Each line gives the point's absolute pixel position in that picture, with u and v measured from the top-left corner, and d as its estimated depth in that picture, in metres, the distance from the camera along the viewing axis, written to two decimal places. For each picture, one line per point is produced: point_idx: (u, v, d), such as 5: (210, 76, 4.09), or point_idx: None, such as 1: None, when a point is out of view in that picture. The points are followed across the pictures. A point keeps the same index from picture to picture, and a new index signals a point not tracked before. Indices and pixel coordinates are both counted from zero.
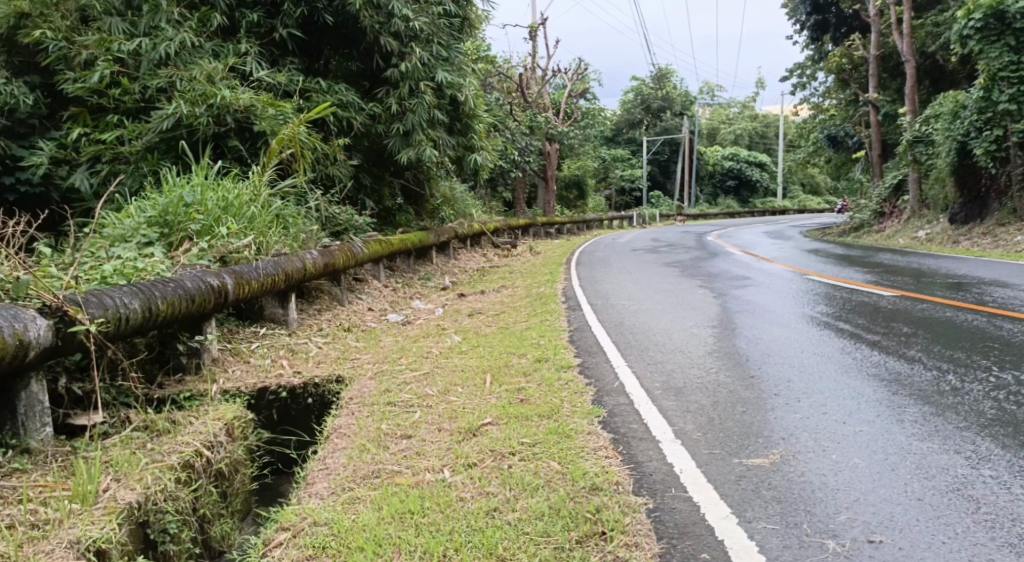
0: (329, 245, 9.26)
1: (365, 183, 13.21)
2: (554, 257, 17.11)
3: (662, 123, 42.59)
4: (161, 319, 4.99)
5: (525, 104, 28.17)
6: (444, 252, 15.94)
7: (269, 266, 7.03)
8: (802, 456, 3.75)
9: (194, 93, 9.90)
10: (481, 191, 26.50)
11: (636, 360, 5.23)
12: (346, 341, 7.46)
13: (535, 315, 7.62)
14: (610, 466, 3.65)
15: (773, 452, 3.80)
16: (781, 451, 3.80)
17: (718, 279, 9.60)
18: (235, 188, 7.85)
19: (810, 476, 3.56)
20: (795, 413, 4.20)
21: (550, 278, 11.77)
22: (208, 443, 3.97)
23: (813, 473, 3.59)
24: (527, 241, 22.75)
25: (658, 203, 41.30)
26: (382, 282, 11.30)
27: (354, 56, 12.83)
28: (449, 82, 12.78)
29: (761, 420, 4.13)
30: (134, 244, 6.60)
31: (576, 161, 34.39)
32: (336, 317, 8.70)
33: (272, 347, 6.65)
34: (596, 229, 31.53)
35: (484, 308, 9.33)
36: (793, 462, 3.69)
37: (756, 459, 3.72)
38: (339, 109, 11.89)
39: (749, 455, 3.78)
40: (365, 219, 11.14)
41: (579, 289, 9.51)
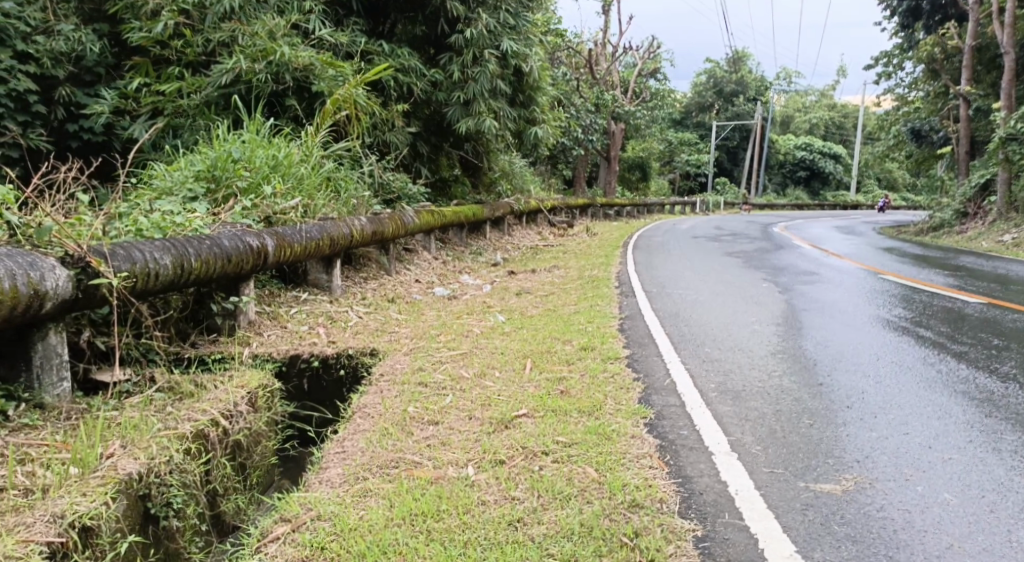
0: (380, 213, 9.06)
1: (421, 152, 13.00)
2: (610, 239, 16.74)
3: (734, 108, 41.54)
4: (194, 278, 4.78)
5: (593, 81, 27.63)
6: (499, 227, 15.69)
7: (314, 229, 6.83)
8: (879, 485, 3.36)
9: (255, 50, 9.74)
10: (542, 168, 26.15)
11: (691, 357, 4.86)
12: (388, 312, 7.26)
13: (584, 299, 7.30)
14: (654, 479, 3.32)
15: (846, 477, 3.41)
16: (856, 476, 3.42)
17: (783, 273, 9.11)
18: (286, 147, 7.67)
19: (891, 512, 3.17)
20: (872, 432, 3.80)
21: (605, 260, 11.42)
22: (226, 411, 3.73)
23: (895, 508, 3.20)
24: (585, 221, 22.38)
25: (723, 190, 40.40)
26: (432, 255, 11.10)
27: (419, 20, 12.57)
28: (514, 51, 12.43)
29: (831, 437, 3.75)
30: (178, 198, 6.46)
31: (641, 142, 33.73)
32: (381, 287, 8.52)
33: (310, 314, 6.47)
34: (658, 213, 30.92)
35: (533, 287, 9.04)
36: (871, 492, 3.30)
37: (826, 485, 3.35)
38: (399, 75, 11.68)
39: (818, 479, 3.40)
40: (419, 189, 10.93)
41: (633, 274, 9.15)
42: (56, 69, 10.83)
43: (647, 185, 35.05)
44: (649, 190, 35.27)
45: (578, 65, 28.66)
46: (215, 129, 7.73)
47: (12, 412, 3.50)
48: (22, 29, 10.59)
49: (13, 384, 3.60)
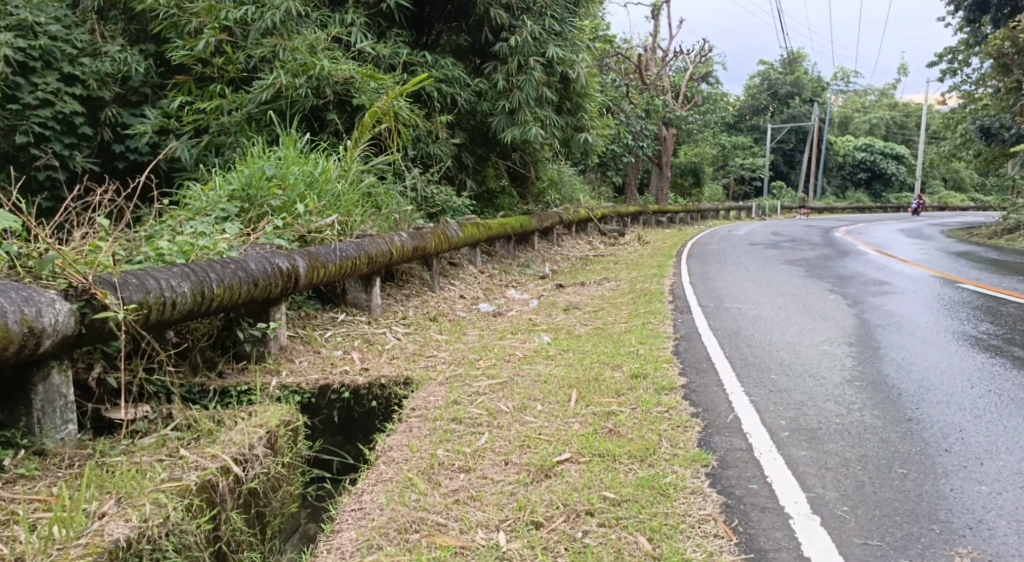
0: (423, 227, 8.74)
1: (467, 163, 12.70)
2: (663, 247, 16.25)
3: (790, 110, 40.59)
4: (217, 306, 4.47)
5: (643, 87, 27.13)
6: (548, 237, 15.30)
7: (350, 247, 6.52)
8: None
9: (296, 64, 9.51)
10: (593, 176, 25.73)
11: (757, 387, 4.39)
12: (429, 332, 6.92)
13: (635, 316, 6.86)
14: (719, 553, 2.87)
15: (957, 550, 2.92)
16: (968, 549, 2.93)
17: (851, 282, 8.53)
18: (323, 163, 7.39)
19: None
20: (980, 487, 3.30)
21: (659, 271, 10.95)
22: (240, 456, 3.39)
23: None
24: (637, 229, 21.86)
25: (781, 193, 39.43)
26: (478, 269, 10.78)
27: (463, 29, 12.27)
28: (560, 58, 12.07)
29: (932, 493, 3.25)
30: (210, 219, 6.21)
31: (694, 147, 33.07)
32: (424, 304, 8.20)
33: (346, 337, 6.16)
34: (713, 220, 30.21)
35: (582, 302, 8.63)
36: None
37: None
38: (442, 85, 11.39)
39: (923, 552, 2.92)
40: (464, 201, 10.61)
41: (688, 287, 8.67)
42: (101, 90, 10.79)
43: (701, 190, 34.35)
44: (703, 196, 34.52)
45: (629, 71, 28.18)
46: (251, 146, 7.49)
47: (8, 461, 3.20)
48: (68, 51, 10.60)
49: (12, 428, 3.32)
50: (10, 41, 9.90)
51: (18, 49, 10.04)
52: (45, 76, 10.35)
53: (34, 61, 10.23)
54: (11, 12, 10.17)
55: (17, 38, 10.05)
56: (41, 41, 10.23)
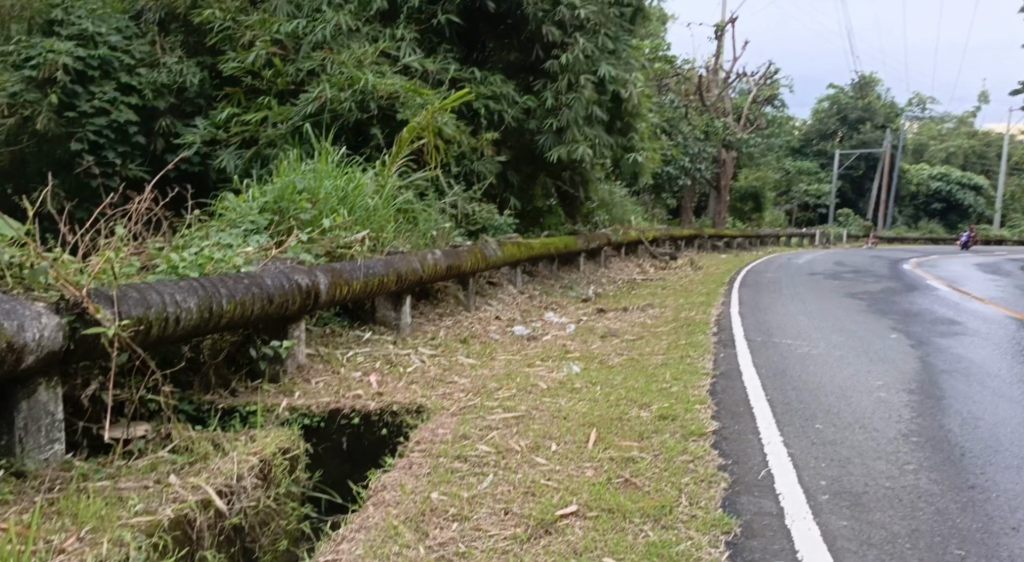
0: (461, 245, 8.54)
1: (513, 181, 12.51)
2: (715, 273, 15.82)
3: (859, 136, 39.63)
4: (227, 323, 4.30)
5: (704, 109, 26.69)
6: (596, 259, 15.02)
7: (380, 265, 6.34)
8: None
9: (341, 77, 9.45)
10: (649, 198, 25.35)
11: (797, 437, 4.04)
12: (457, 354, 6.70)
13: (673, 347, 6.54)
14: None
15: None
16: None
17: (911, 321, 8.05)
18: (358, 177, 7.22)
19: None
20: None
21: (706, 299, 10.57)
22: (224, 488, 3.17)
23: None
24: (691, 253, 21.41)
25: (844, 221, 38.43)
26: (518, 289, 10.55)
27: (515, 47, 12.11)
28: (613, 77, 11.83)
29: None
30: (237, 232, 6.10)
31: (755, 171, 32.43)
32: (457, 324, 8.00)
33: (368, 358, 5.98)
34: (773, 246, 29.51)
35: (621, 329, 8.33)
36: None
37: None
38: (490, 102, 11.23)
39: None
40: (507, 219, 10.41)
41: (734, 318, 8.31)
42: (156, 101, 10.57)
43: (760, 215, 33.65)
44: (764, 221, 33.79)
45: (688, 93, 27.81)
46: (286, 158, 7.38)
47: None
48: (126, 62, 10.46)
49: None
50: (69, 50, 9.93)
51: (77, 58, 10.04)
52: (103, 85, 10.27)
53: (92, 70, 10.20)
54: (73, 22, 10.34)
55: (76, 48, 10.07)
56: (101, 50, 10.21)
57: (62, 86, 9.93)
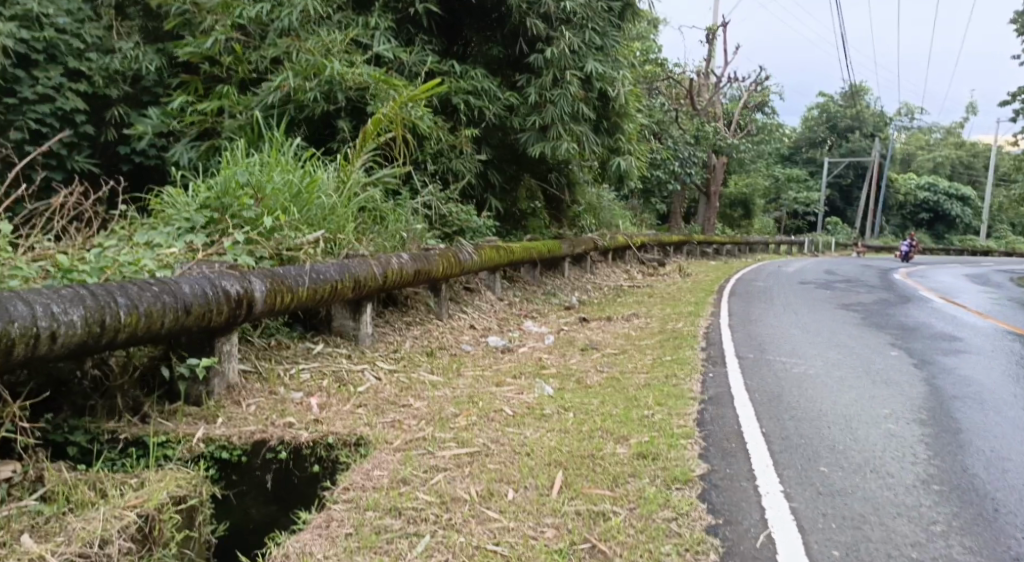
0: (433, 248, 7.82)
1: (493, 181, 11.86)
2: (705, 281, 15.22)
3: (849, 144, 39.23)
4: (124, 338, 3.63)
5: (694, 112, 26.11)
6: (581, 264, 14.38)
7: (331, 270, 5.64)
8: None
9: (307, 65, 8.69)
10: (637, 203, 24.79)
11: (802, 485, 3.38)
12: (419, 370, 6.02)
13: (662, 364, 5.89)
14: None
15: None
16: None
17: (916, 336, 7.41)
18: (315, 172, 6.52)
19: None
20: None
21: (696, 309, 9.92)
22: (80, 555, 2.71)
23: None
24: (679, 260, 20.84)
25: (835, 230, 37.98)
26: (497, 295, 9.90)
27: (497, 40, 11.46)
28: (600, 74, 11.23)
29: None
30: (167, 231, 5.41)
31: (745, 178, 31.94)
32: (425, 335, 7.32)
33: (316, 374, 5.29)
34: (762, 254, 28.99)
35: (604, 342, 7.68)
36: None
37: None
38: (470, 97, 10.58)
39: None
40: (486, 221, 9.75)
41: (729, 331, 7.65)
42: (108, 88, 10.11)
43: (750, 223, 33.14)
44: (753, 228, 33.30)
45: (679, 96, 27.25)
46: (235, 148, 6.67)
47: None
48: (74, 45, 9.94)
49: None
50: (11, 31, 9.17)
51: (20, 40, 9.42)
52: (48, 69, 9.67)
53: (36, 54, 9.61)
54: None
55: (19, 28, 9.42)
56: (46, 32, 9.61)
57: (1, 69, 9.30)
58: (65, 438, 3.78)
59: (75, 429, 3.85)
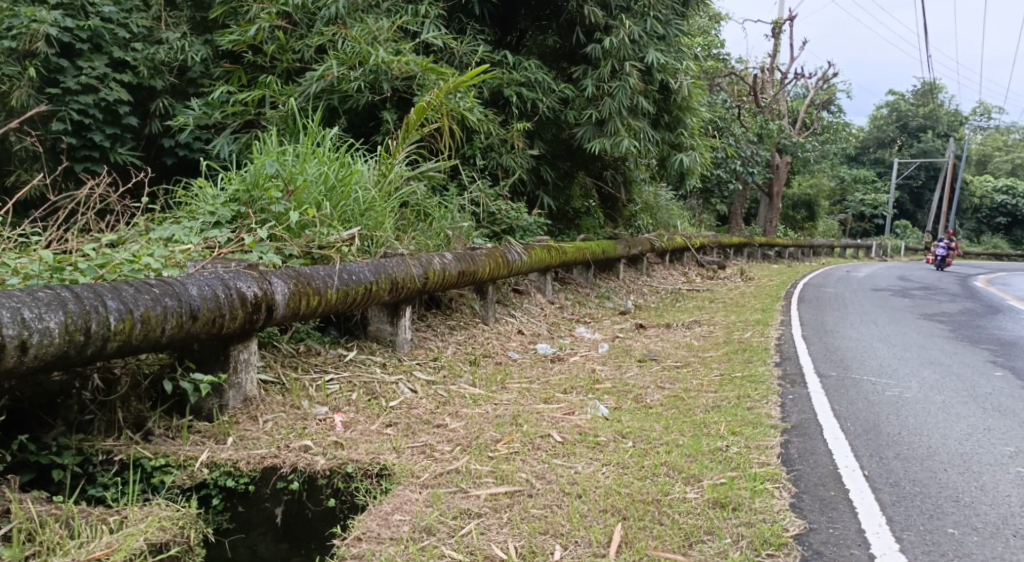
0: (480, 247, 7.28)
1: (546, 178, 11.29)
2: (769, 286, 14.46)
3: (920, 145, 38.12)
4: (114, 347, 3.15)
5: (758, 110, 25.22)
6: (637, 266, 13.75)
7: (364, 270, 5.13)
8: None
9: (350, 53, 8.24)
10: (695, 203, 24.00)
11: (932, 554, 2.84)
12: (459, 382, 5.47)
13: (734, 384, 5.22)
14: None
15: None
16: None
17: (1015, 353, 6.64)
18: (351, 164, 6.04)
19: None
20: None
21: (764, 318, 9.23)
22: None
23: None
24: (740, 263, 20.01)
25: (904, 234, 36.57)
26: (548, 299, 9.34)
27: (551, 29, 10.92)
28: (661, 64, 10.60)
29: None
30: (190, 227, 4.95)
31: (809, 179, 30.83)
32: (469, 341, 6.79)
33: (344, 385, 4.78)
34: (827, 258, 27.91)
35: (664, 353, 7.04)
36: None
37: None
38: (524, 89, 10.02)
39: None
40: (537, 220, 9.18)
41: (804, 345, 6.95)
42: (153, 79, 9.64)
43: (815, 225, 32.14)
44: (817, 231, 32.23)
45: (741, 93, 26.31)
46: (265, 139, 6.21)
47: None
48: (120, 35, 9.50)
49: None
50: (54, 19, 8.90)
51: (65, 29, 9.04)
52: (92, 59, 9.26)
53: (80, 43, 9.19)
54: None
55: (64, 17, 9.06)
56: (91, 21, 9.18)
57: (43, 58, 8.95)
58: (51, 461, 3.36)
59: (64, 449, 3.41)
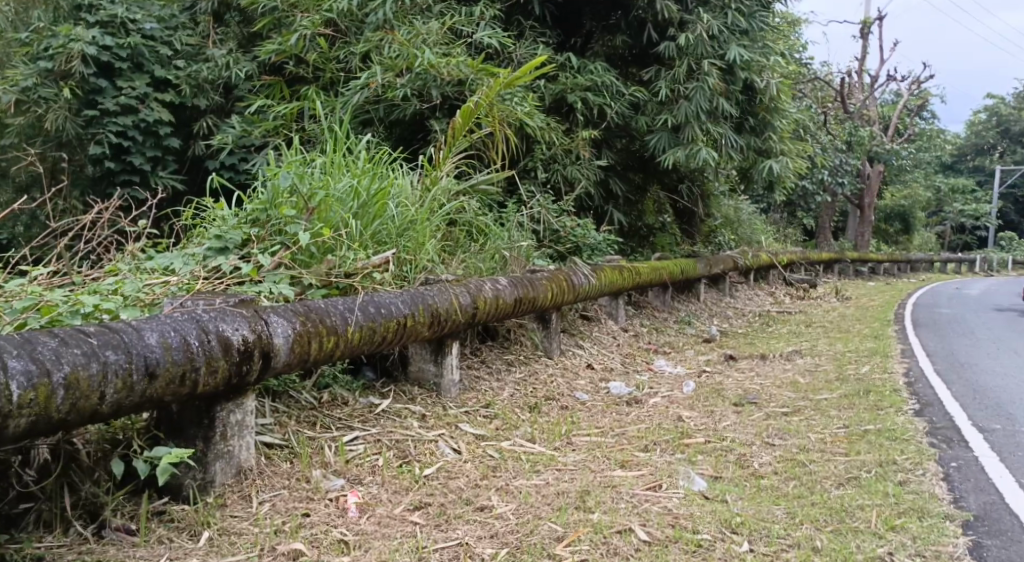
0: (542, 269, 6.32)
1: (617, 192, 10.29)
2: (869, 306, 13.17)
3: (1022, 151, 35.95)
4: (23, 425, 2.35)
5: (846, 116, 23.81)
6: (719, 285, 12.60)
7: (396, 304, 4.22)
8: None
9: (395, 58, 7.40)
10: (780, 217, 22.71)
11: None
12: (515, 437, 4.50)
13: (868, 453, 4.07)
14: None
15: None
16: None
17: None
18: (386, 176, 5.16)
19: None
20: None
21: (876, 348, 8.04)
22: None
23: None
24: (832, 280, 18.66)
25: (1007, 246, 34.19)
26: (621, 326, 8.31)
27: (621, 28, 9.87)
28: (745, 61, 9.51)
29: None
30: (186, 254, 4.08)
31: (902, 189, 29.10)
32: (530, 380, 5.81)
33: (370, 447, 3.85)
34: (925, 273, 26.14)
35: (763, 396, 5.94)
36: None
37: None
38: (591, 94, 9.04)
39: None
40: (608, 238, 8.18)
41: (944, 392, 5.82)
42: (196, 98, 8.57)
43: (908, 238, 30.28)
44: (911, 244, 30.44)
45: (826, 99, 24.73)
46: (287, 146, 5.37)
47: None
48: (161, 52, 8.57)
49: None
50: (92, 37, 8.05)
51: (104, 47, 8.16)
52: (132, 79, 8.32)
53: (120, 62, 8.26)
54: (104, 6, 8.39)
55: (104, 35, 8.19)
56: (131, 38, 8.24)
57: (80, 78, 8.13)
58: None
59: None
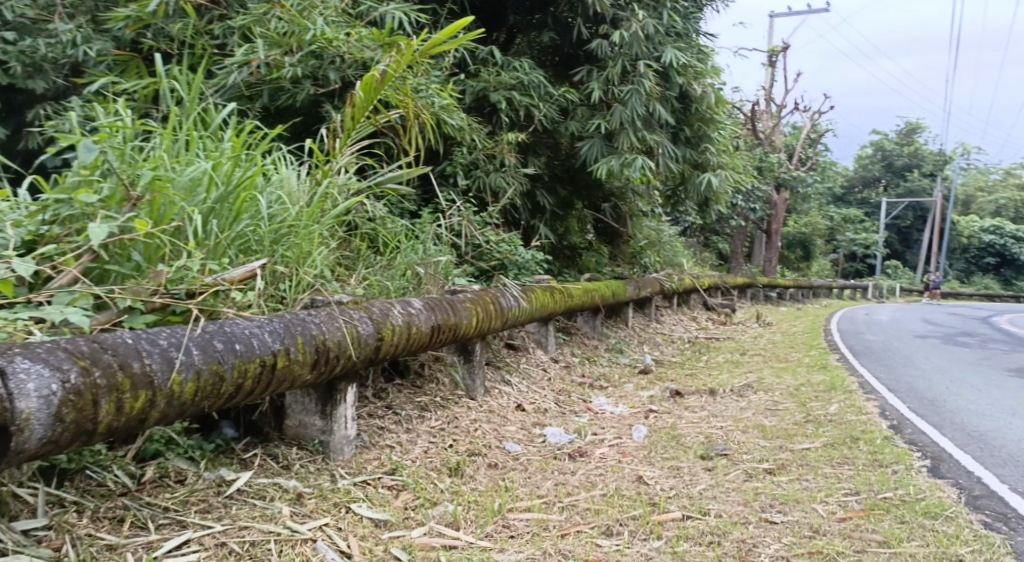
0: (464, 290, 5.07)
1: (544, 205, 9.14)
2: (796, 333, 12.47)
3: (907, 184, 37.17)
4: None
5: (756, 141, 23.63)
6: (645, 310, 11.63)
7: (257, 338, 2.90)
8: None
9: (281, 34, 6.05)
10: (691, 242, 22.21)
11: None
12: (430, 518, 3.25)
13: (916, 542, 3.09)
14: None
15: None
16: None
17: None
18: (258, 158, 3.81)
19: None
20: None
21: (833, 383, 7.11)
22: None
23: None
24: (747, 306, 18.13)
25: (895, 275, 35.08)
26: (551, 356, 7.13)
27: (546, 24, 8.83)
28: (682, 65, 8.52)
29: None
30: None
31: (805, 217, 29.29)
32: (448, 429, 4.54)
33: (202, 552, 2.63)
34: (830, 299, 26.14)
35: (733, 445, 4.82)
36: None
37: None
38: (517, 93, 7.87)
39: None
40: (536, 255, 6.99)
41: (947, 441, 4.68)
42: (32, 79, 7.01)
43: (810, 265, 30.45)
44: (814, 271, 30.62)
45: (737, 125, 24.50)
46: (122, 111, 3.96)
47: None
48: None
49: None
50: None
51: None
52: None
53: None
54: None
55: None
56: None
57: None
58: None
59: None
